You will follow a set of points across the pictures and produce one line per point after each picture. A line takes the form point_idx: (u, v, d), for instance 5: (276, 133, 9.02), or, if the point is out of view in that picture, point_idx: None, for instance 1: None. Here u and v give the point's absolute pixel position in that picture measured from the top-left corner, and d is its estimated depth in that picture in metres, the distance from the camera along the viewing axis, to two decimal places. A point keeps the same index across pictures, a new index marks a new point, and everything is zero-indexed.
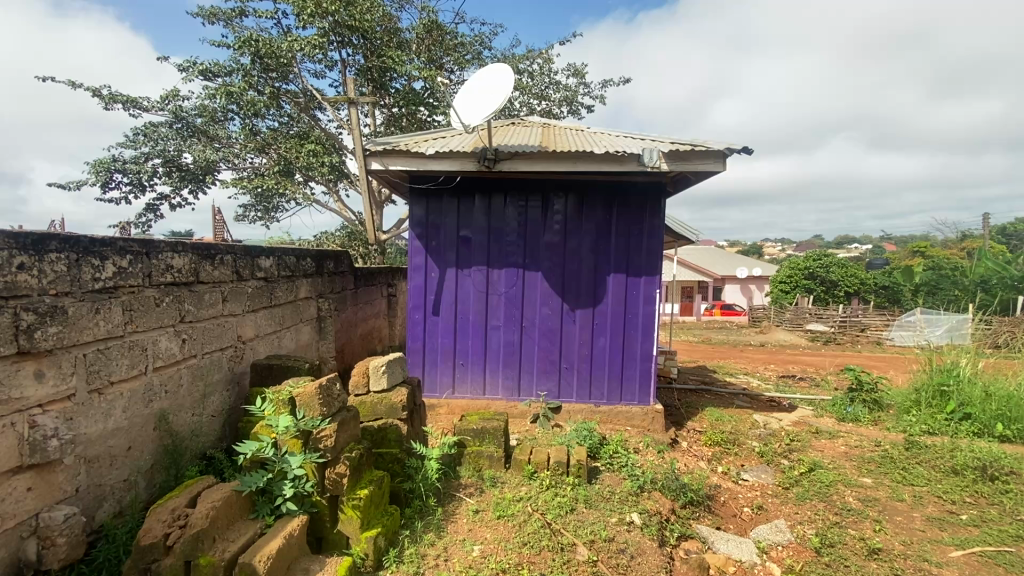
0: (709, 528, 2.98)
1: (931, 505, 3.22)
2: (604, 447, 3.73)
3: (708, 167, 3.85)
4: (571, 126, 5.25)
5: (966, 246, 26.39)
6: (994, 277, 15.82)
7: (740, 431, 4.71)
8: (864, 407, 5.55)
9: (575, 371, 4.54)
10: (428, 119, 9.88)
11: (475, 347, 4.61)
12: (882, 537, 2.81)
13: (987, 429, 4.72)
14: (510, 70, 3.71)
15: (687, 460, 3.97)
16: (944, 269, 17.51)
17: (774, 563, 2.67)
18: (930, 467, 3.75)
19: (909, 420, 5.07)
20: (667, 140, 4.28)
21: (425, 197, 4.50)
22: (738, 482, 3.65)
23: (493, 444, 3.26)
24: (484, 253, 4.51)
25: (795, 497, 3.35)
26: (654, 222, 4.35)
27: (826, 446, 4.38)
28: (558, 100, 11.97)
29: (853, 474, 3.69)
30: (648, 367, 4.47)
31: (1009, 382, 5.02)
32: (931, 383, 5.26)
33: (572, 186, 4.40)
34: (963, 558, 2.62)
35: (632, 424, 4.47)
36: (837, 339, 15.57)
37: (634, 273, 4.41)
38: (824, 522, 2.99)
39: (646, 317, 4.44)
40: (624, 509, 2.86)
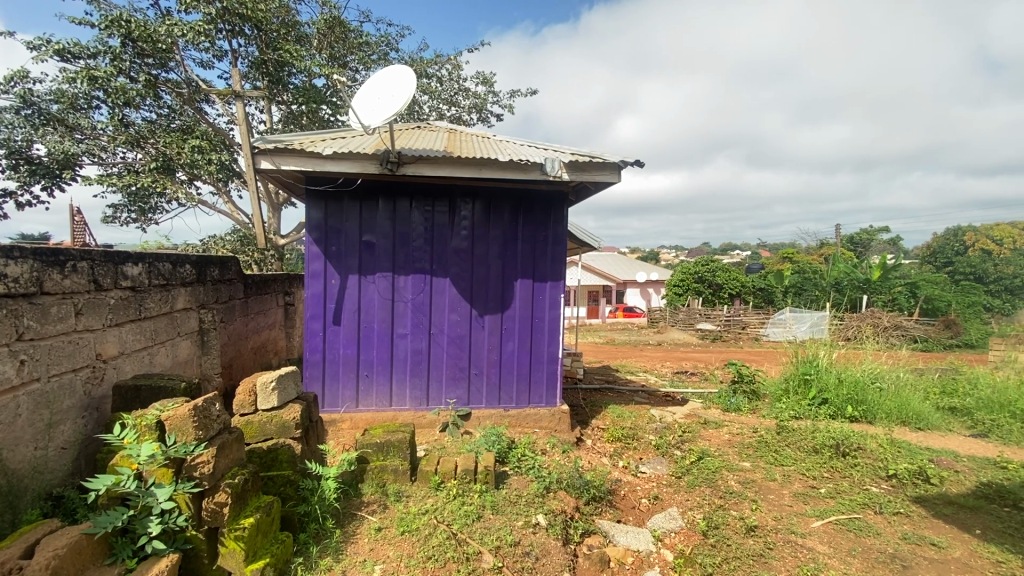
0: (610, 522, 3.11)
1: (797, 481, 3.63)
2: (512, 451, 3.76)
3: (606, 177, 4.05)
4: (477, 134, 5.28)
5: (824, 252, 30.50)
6: (845, 279, 18.43)
7: (639, 426, 5.00)
8: (744, 397, 6.15)
9: (484, 376, 4.53)
10: (330, 118, 9.44)
11: (380, 357, 4.43)
12: (757, 514, 3.10)
13: (840, 411, 5.45)
14: (414, 73, 3.63)
15: (591, 458, 4.12)
16: (807, 272, 20.02)
17: (667, 550, 2.83)
18: (796, 448, 4.23)
19: (780, 406, 5.69)
20: (567, 151, 4.45)
21: (324, 199, 4.25)
22: (637, 475, 3.87)
23: (398, 457, 3.14)
24: (389, 259, 4.37)
25: (685, 486, 3.60)
26: (558, 230, 4.50)
27: (712, 435, 4.78)
28: (468, 107, 12.04)
29: (735, 459, 4.05)
30: (554, 369, 4.60)
31: (856, 369, 5.83)
32: (796, 373, 5.94)
33: (478, 193, 4.41)
34: (822, 527, 2.97)
35: (540, 426, 4.57)
36: (723, 337, 17.17)
37: (540, 278, 4.52)
38: (710, 506, 3.24)
39: (551, 320, 4.58)
40: (530, 511, 2.90)
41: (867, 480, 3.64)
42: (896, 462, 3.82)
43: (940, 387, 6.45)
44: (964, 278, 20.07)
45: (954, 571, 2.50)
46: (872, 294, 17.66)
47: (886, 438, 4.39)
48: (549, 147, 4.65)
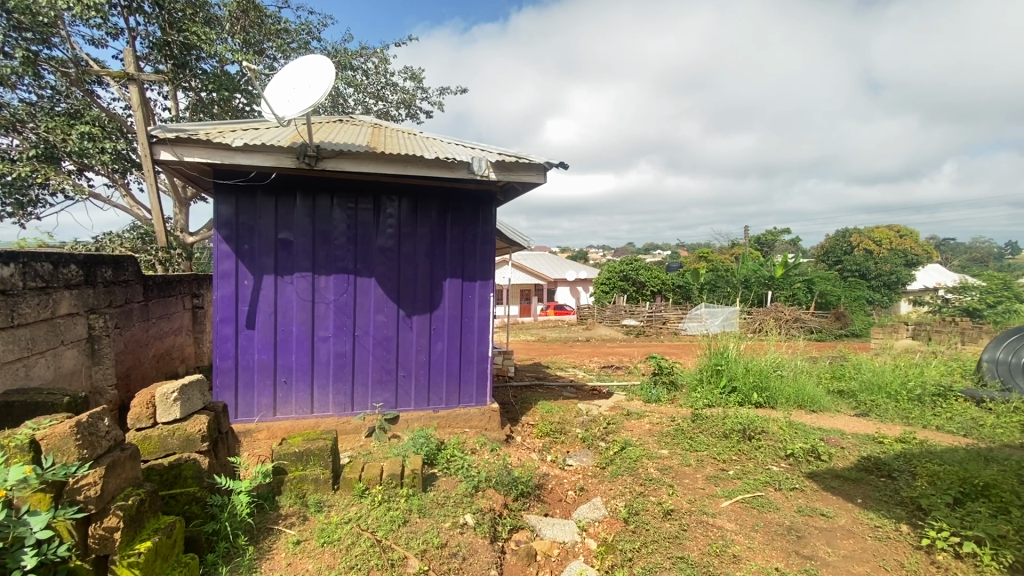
0: (537, 516, 3.17)
1: (709, 465, 3.90)
2: (441, 452, 3.73)
3: (532, 177, 4.11)
4: (403, 129, 5.16)
5: (734, 252, 32.99)
6: (752, 276, 20.03)
7: (566, 420, 5.14)
8: (664, 388, 6.50)
9: (413, 378, 4.45)
10: (245, 108, 8.84)
11: (300, 362, 4.21)
12: (674, 498, 3.28)
13: (747, 398, 5.93)
14: (333, 64, 3.47)
15: (520, 454, 4.18)
16: (720, 270, 21.54)
17: (591, 539, 2.94)
18: (708, 434, 4.54)
19: (696, 395, 6.09)
20: (494, 150, 4.47)
21: (234, 194, 3.96)
22: (564, 468, 3.98)
23: (318, 466, 3.01)
24: (309, 258, 4.17)
25: (609, 475, 3.75)
26: (487, 229, 4.51)
27: (635, 425, 5.02)
28: (396, 102, 11.75)
29: (654, 447, 4.28)
30: (484, 368, 4.61)
31: (760, 359, 6.36)
32: (709, 364, 6.38)
33: (405, 191, 4.31)
34: (730, 506, 3.20)
35: (470, 426, 4.55)
36: (646, 332, 18.06)
37: (469, 278, 4.51)
38: (631, 493, 3.39)
39: (481, 319, 4.58)
40: (457, 512, 2.88)
41: (769, 460, 3.98)
42: (793, 443, 4.20)
43: (830, 373, 7.19)
44: (850, 275, 22.52)
45: (839, 536, 2.79)
46: (775, 290, 19.33)
47: (785, 421, 4.83)
48: (476, 146, 4.65)
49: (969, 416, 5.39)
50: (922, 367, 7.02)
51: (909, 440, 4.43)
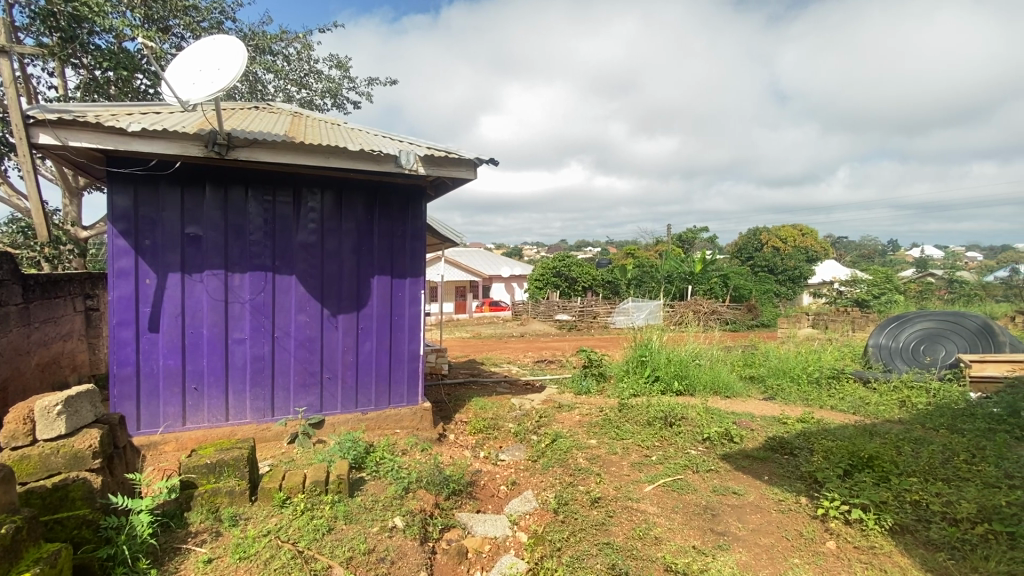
0: (469, 513, 3.16)
1: (634, 452, 4.08)
2: (370, 455, 3.61)
3: (462, 173, 4.08)
4: (326, 119, 4.94)
5: (659, 249, 34.73)
6: (675, 272, 21.17)
7: (499, 415, 5.16)
8: (594, 379, 6.72)
9: (339, 380, 4.27)
10: (147, 90, 8.06)
11: (212, 367, 3.91)
12: (601, 486, 3.39)
13: (669, 387, 6.26)
14: (244, 46, 3.22)
15: (452, 452, 4.14)
16: (646, 266, 22.57)
17: (523, 532, 2.98)
18: (634, 422, 4.74)
19: (623, 385, 6.34)
20: (423, 144, 4.39)
21: (131, 184, 3.60)
22: (496, 463, 4.00)
23: (233, 477, 2.81)
24: (221, 254, 3.88)
25: (540, 468, 3.81)
26: (417, 225, 4.41)
27: (566, 417, 5.14)
28: (320, 91, 11.20)
29: (583, 438, 4.41)
30: (415, 367, 4.52)
31: (681, 350, 6.73)
32: (634, 355, 6.67)
33: (328, 184, 4.12)
34: (653, 490, 3.36)
35: (401, 426, 4.45)
36: (578, 326, 18.56)
37: (398, 275, 4.40)
38: (561, 484, 3.46)
39: (411, 317, 4.49)
40: (386, 515, 2.81)
41: (688, 444, 4.22)
42: (709, 427, 4.49)
43: (742, 360, 7.76)
44: (760, 270, 24.44)
45: (748, 512, 3.02)
46: (695, 285, 20.56)
47: (703, 407, 5.15)
48: (404, 139, 4.54)
49: (858, 396, 6.03)
50: (820, 353, 7.75)
51: (809, 419, 4.87)
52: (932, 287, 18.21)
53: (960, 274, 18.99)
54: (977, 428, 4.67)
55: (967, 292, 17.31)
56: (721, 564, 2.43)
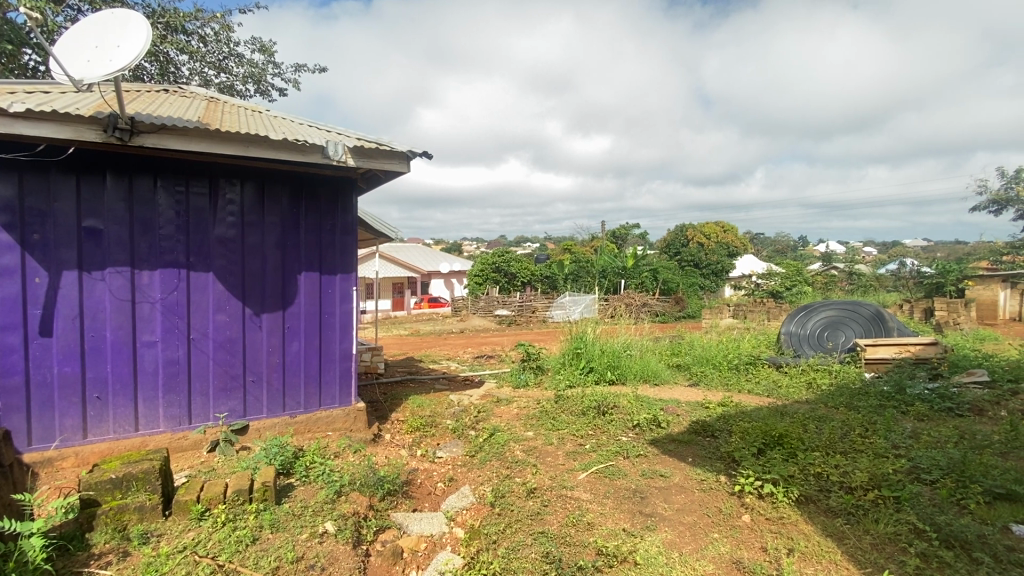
0: (405, 513, 3.11)
1: (569, 442, 4.18)
2: (299, 460, 3.46)
3: (394, 166, 3.97)
4: (246, 106, 4.64)
5: (594, 245, 35.75)
6: (609, 267, 21.88)
7: (437, 412, 5.11)
8: (532, 372, 6.81)
9: (264, 383, 4.05)
10: (37, 67, 7.21)
11: (118, 373, 3.58)
12: (537, 477, 3.45)
13: (603, 377, 6.48)
14: (147, 21, 2.94)
15: (388, 452, 4.05)
16: (582, 261, 23.16)
17: (459, 528, 2.97)
18: (569, 413, 4.86)
19: (560, 377, 6.48)
20: (352, 134, 4.23)
21: (14, 171, 3.21)
22: (433, 461, 3.96)
23: (143, 492, 2.59)
24: (126, 250, 3.54)
25: (478, 462, 3.82)
26: (347, 219, 4.26)
27: (503, 411, 5.18)
28: (242, 76, 10.50)
29: (520, 431, 4.46)
30: (348, 367, 4.37)
31: (614, 341, 6.98)
32: (570, 348, 6.84)
33: (248, 175, 3.89)
34: (587, 477, 3.47)
35: (333, 429, 4.29)
36: (517, 321, 18.74)
37: (327, 271, 4.23)
38: (497, 477, 3.49)
39: (342, 316, 4.33)
40: (316, 520, 2.71)
41: (620, 431, 4.39)
42: (639, 414, 4.70)
43: (671, 349, 8.18)
44: (687, 264, 25.81)
45: (674, 493, 3.19)
46: (628, 279, 21.37)
47: (634, 395, 5.37)
48: (332, 129, 4.36)
49: (771, 379, 6.54)
50: (739, 341, 8.33)
51: (728, 403, 5.22)
52: (835, 279, 20.04)
53: (858, 267, 21.05)
54: (870, 404, 5.20)
55: (864, 283, 19.20)
56: (648, 544, 2.55)
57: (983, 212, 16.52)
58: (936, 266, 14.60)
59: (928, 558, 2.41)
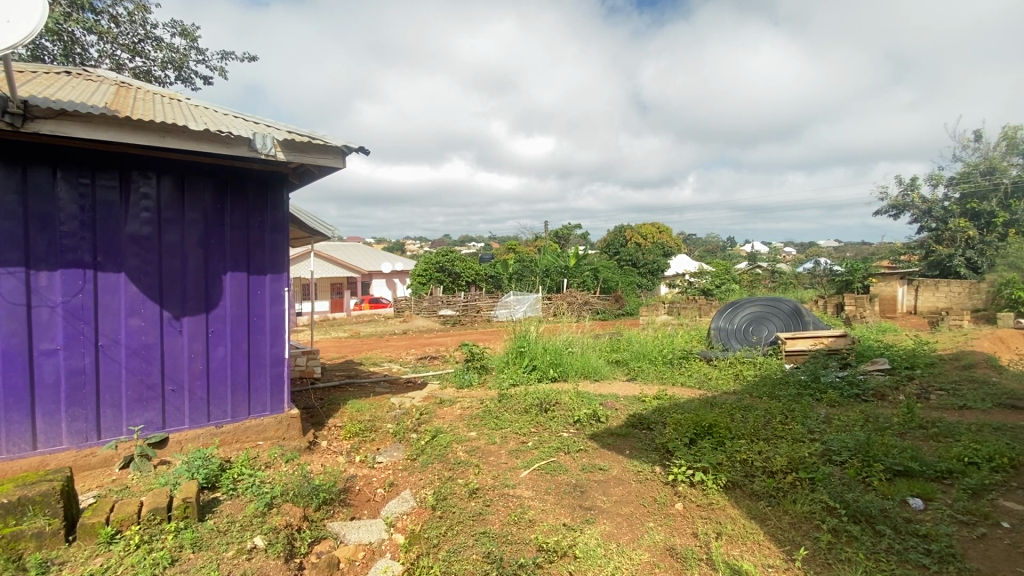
0: (342, 522, 2.99)
1: (512, 440, 4.20)
2: (225, 473, 3.25)
3: (328, 161, 3.82)
4: (162, 93, 4.30)
5: (538, 244, 36.20)
6: (552, 266, 22.20)
7: (377, 416, 4.97)
8: (476, 372, 6.77)
9: (185, 391, 3.77)
10: None
11: (10, 386, 3.20)
12: (479, 477, 3.44)
13: (545, 375, 6.57)
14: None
15: (324, 460, 3.89)
16: (526, 260, 23.35)
17: (399, 534, 2.90)
18: (512, 412, 4.88)
19: (504, 376, 6.50)
20: (282, 127, 4.03)
21: None
22: (373, 466, 3.85)
23: (41, 517, 2.34)
24: (20, 248, 3.18)
25: (419, 466, 3.75)
26: (277, 217, 4.04)
27: (446, 412, 5.12)
28: (161, 61, 9.73)
29: (463, 431, 4.43)
30: (279, 372, 4.16)
31: (557, 340, 7.09)
32: (513, 347, 6.87)
33: (165, 167, 3.60)
34: (528, 474, 3.49)
35: (264, 438, 4.06)
36: (461, 321, 18.61)
37: (256, 271, 3.99)
38: (439, 480, 3.44)
39: (273, 318, 4.11)
40: (245, 536, 2.56)
41: (561, 427, 4.46)
42: (579, 410, 4.80)
43: (611, 345, 8.42)
44: (626, 264, 26.69)
45: (612, 485, 3.28)
46: (570, 278, 21.80)
47: (575, 392, 5.48)
48: (260, 121, 4.13)
49: (702, 372, 6.90)
50: (674, 337, 8.71)
51: (663, 396, 5.45)
52: (760, 277, 21.44)
53: (780, 266, 22.62)
54: (790, 393, 5.61)
55: (785, 280, 20.67)
56: (588, 537, 2.61)
57: (885, 216, 18.22)
58: (845, 265, 15.97)
59: (838, 533, 2.62)
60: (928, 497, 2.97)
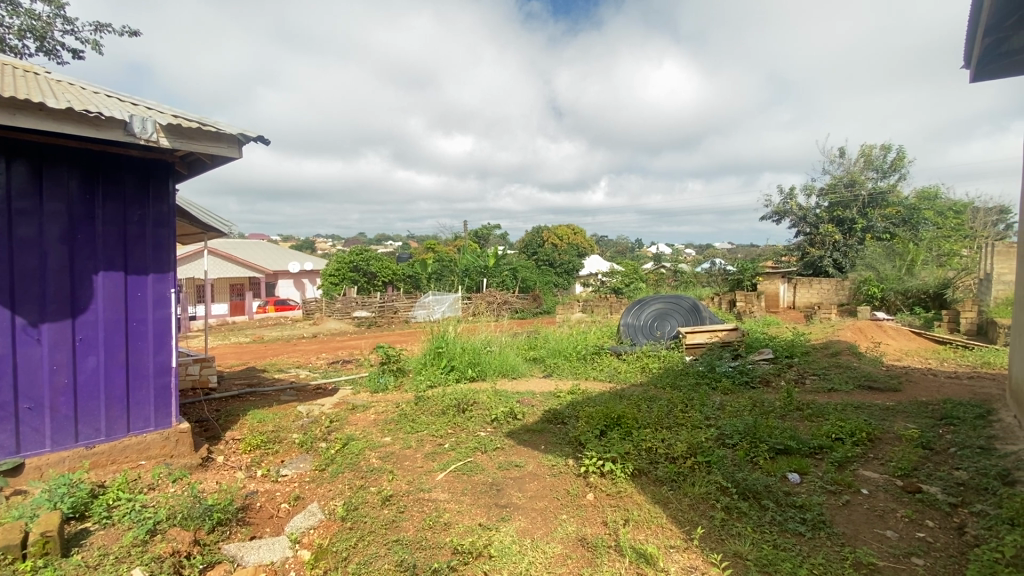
0: (239, 543, 2.74)
1: (428, 443, 4.12)
2: (97, 499, 2.87)
3: (222, 150, 3.50)
4: (15, 63, 3.71)
5: (458, 243, 36.03)
6: (472, 266, 22.15)
7: (282, 427, 4.65)
8: (392, 375, 6.57)
9: (46, 409, 3.27)
10: None
11: None
12: (393, 483, 3.33)
13: (463, 374, 6.56)
14: None
15: (219, 477, 3.56)
16: (445, 260, 23.07)
17: (305, 550, 2.72)
18: (428, 414, 4.79)
19: (420, 378, 6.37)
20: (167, 110, 3.64)
21: None
22: (277, 480, 3.59)
23: None
24: None
25: (328, 476, 3.55)
26: (160, 210, 3.63)
27: (359, 418, 4.91)
28: (17, 28, 8.38)
29: (377, 437, 4.27)
30: (166, 383, 3.74)
31: (474, 340, 7.09)
32: (431, 347, 6.76)
33: (17, 151, 3.11)
34: (445, 477, 3.44)
35: (147, 457, 3.62)
36: (377, 322, 18.01)
37: (135, 271, 3.56)
38: (351, 489, 3.29)
39: (157, 323, 3.68)
40: (121, 569, 2.27)
41: (478, 427, 4.46)
42: (496, 408, 4.83)
43: (528, 342, 8.58)
44: (543, 263, 27.36)
45: (527, 481, 3.33)
46: (489, 278, 21.92)
47: (493, 390, 5.51)
48: (141, 102, 3.69)
49: (613, 366, 7.24)
50: (587, 334, 9.07)
51: (577, 391, 5.64)
52: (666, 276, 22.98)
53: (683, 266, 24.38)
54: (690, 383, 6.06)
55: (685, 279, 22.33)
56: (503, 535, 2.62)
57: (769, 221, 20.28)
58: (737, 265, 17.58)
59: (730, 509, 2.87)
60: (804, 471, 3.34)
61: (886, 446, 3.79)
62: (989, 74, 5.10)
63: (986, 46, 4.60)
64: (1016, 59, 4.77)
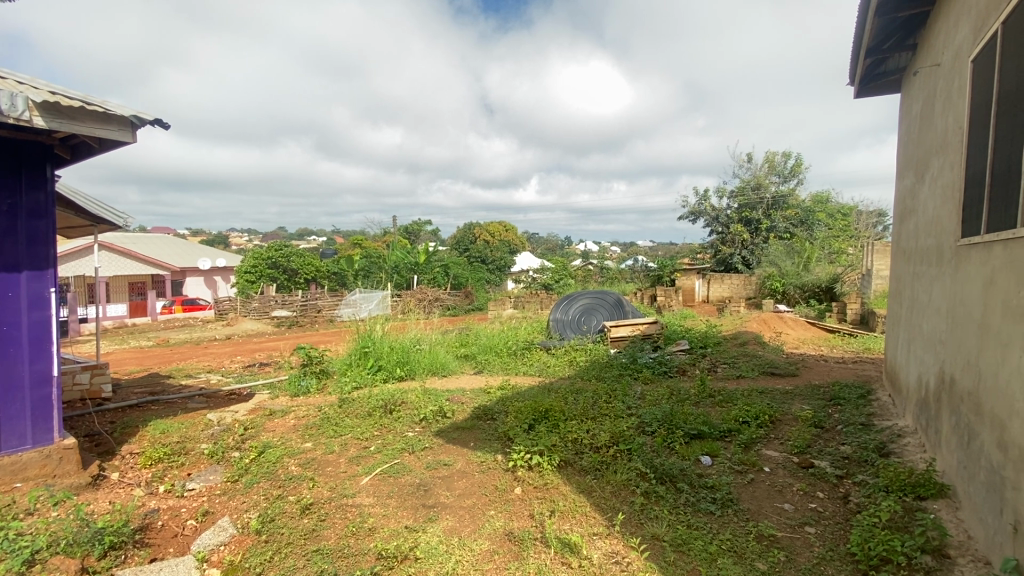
0: (135, 568, 2.47)
1: (352, 446, 3.97)
2: None
3: (112, 133, 3.16)
4: None
5: (387, 239, 35.06)
6: (401, 262, 21.57)
7: (188, 437, 4.28)
8: (314, 377, 6.25)
9: None
10: None
11: None
12: (314, 491, 3.18)
13: (390, 374, 6.39)
14: None
15: (112, 496, 3.21)
16: (373, 257, 22.39)
17: (214, 568, 2.50)
18: (353, 416, 4.62)
19: (345, 379, 6.12)
20: (43, 86, 3.22)
21: None
22: (182, 495, 3.30)
23: None
24: None
25: (241, 488, 3.31)
26: (36, 199, 3.21)
27: (277, 424, 4.63)
28: None
29: (297, 443, 4.05)
30: (45, 394, 3.32)
31: (402, 338, 6.94)
32: (357, 347, 6.55)
33: None
34: (370, 480, 3.33)
35: (23, 479, 3.19)
36: (299, 321, 17.12)
37: (5, 268, 3.12)
38: (266, 500, 3.09)
39: (33, 327, 3.25)
40: None
41: (406, 427, 4.36)
42: (425, 407, 4.75)
43: (458, 339, 8.53)
44: (475, 260, 27.32)
45: (455, 479, 3.30)
46: (420, 275, 21.53)
47: (422, 389, 5.42)
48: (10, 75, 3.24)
49: (541, 361, 7.38)
50: (517, 330, 9.17)
51: (506, 386, 5.69)
52: (592, 273, 23.77)
53: (608, 262, 25.33)
54: (614, 374, 6.33)
55: (610, 275, 23.22)
56: (430, 536, 2.59)
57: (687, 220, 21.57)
58: (658, 262, 18.55)
59: (648, 494, 3.02)
60: (714, 454, 3.59)
61: (785, 427, 4.17)
62: (869, 91, 5.72)
63: (867, 66, 5.15)
64: (890, 79, 5.40)
